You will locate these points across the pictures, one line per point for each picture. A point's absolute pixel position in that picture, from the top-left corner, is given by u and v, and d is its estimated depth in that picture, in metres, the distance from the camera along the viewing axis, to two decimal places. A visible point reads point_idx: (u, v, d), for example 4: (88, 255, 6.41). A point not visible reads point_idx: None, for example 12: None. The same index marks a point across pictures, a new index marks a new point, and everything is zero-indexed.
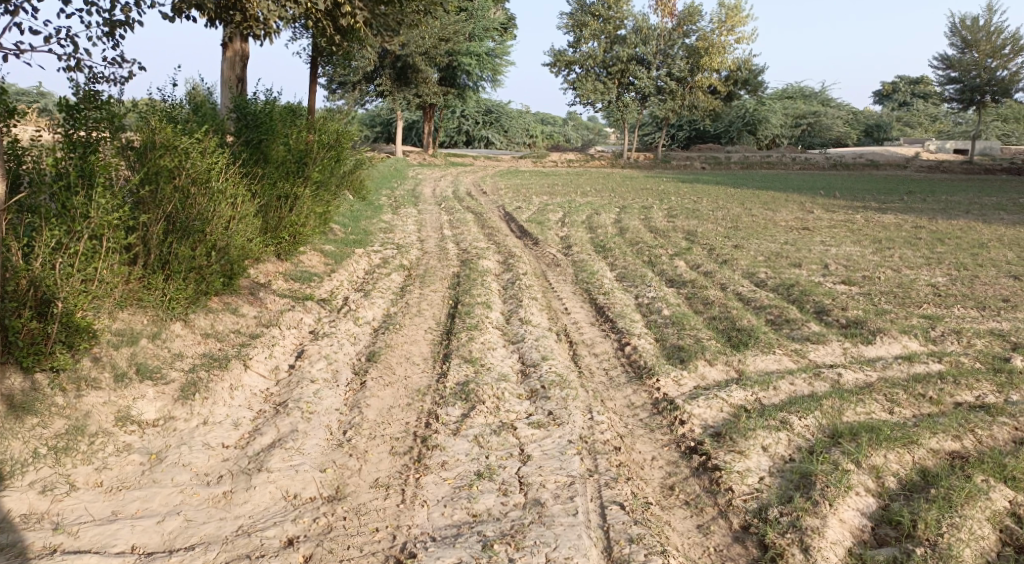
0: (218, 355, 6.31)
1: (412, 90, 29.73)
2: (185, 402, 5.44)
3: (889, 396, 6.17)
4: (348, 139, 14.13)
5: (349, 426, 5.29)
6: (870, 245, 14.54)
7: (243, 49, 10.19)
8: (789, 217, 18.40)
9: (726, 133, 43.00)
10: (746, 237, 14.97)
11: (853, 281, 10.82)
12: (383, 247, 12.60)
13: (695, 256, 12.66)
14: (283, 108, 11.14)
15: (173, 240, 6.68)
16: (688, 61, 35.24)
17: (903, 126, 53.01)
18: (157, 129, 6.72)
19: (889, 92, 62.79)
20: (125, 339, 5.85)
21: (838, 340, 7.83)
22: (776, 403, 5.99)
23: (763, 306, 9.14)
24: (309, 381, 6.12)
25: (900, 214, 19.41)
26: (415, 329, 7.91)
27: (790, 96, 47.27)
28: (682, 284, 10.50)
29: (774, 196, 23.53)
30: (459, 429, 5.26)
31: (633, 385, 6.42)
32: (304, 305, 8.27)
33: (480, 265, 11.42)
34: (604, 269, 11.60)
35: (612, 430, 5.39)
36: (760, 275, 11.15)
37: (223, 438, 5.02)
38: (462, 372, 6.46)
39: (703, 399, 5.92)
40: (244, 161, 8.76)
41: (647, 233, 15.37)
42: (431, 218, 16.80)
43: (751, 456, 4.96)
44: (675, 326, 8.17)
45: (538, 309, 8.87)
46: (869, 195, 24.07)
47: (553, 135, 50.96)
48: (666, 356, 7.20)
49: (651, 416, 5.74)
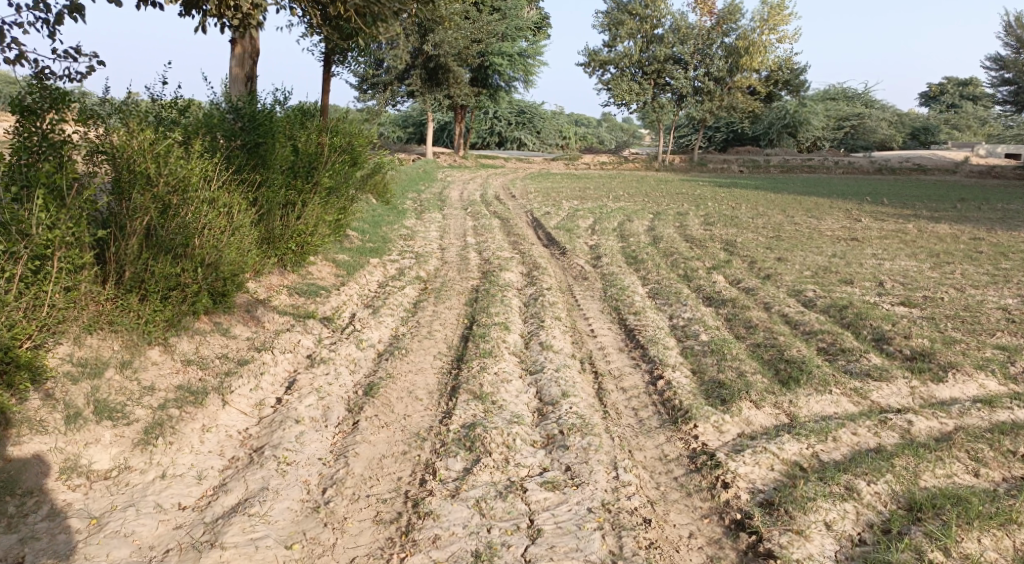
0: (196, 387, 5.60)
1: (443, 91, 28.88)
2: (145, 448, 4.75)
3: (973, 453, 5.19)
4: (366, 140, 13.39)
5: (331, 483, 4.52)
6: (927, 259, 13.36)
7: (252, 45, 9.51)
8: (834, 226, 17.28)
9: (765, 135, 41.58)
10: (789, 249, 13.90)
11: (914, 302, 9.76)
12: (401, 257, 11.84)
13: (735, 270, 11.68)
14: (293, 109, 10.45)
15: (150, 256, 5.97)
16: (727, 61, 33.94)
17: (951, 128, 50.87)
18: (134, 131, 6.03)
19: (937, 94, 60.83)
20: (87, 371, 5.17)
21: (905, 377, 6.82)
22: (837, 460, 5.05)
23: (814, 332, 8.15)
24: (294, 421, 5.36)
25: (955, 224, 18.09)
26: (423, 354, 7.11)
27: (833, 97, 45.53)
28: (722, 302, 9.52)
29: (817, 202, 22.27)
30: (460, 489, 4.46)
31: (667, 431, 5.53)
32: (304, 325, 7.53)
33: (502, 277, 10.60)
34: (635, 283, 10.72)
35: (641, 495, 4.53)
36: (808, 293, 10.14)
37: (180, 497, 4.32)
38: (469, 412, 5.62)
39: (750, 454, 5.01)
40: (242, 166, 8.05)
41: (684, 242, 14.39)
42: (456, 223, 16.02)
43: (813, 538, 4.08)
44: (715, 355, 7.23)
45: (561, 331, 7.99)
46: (920, 203, 22.68)
47: (585, 136, 49.89)
48: (704, 393, 6.27)
49: (688, 474, 4.86)
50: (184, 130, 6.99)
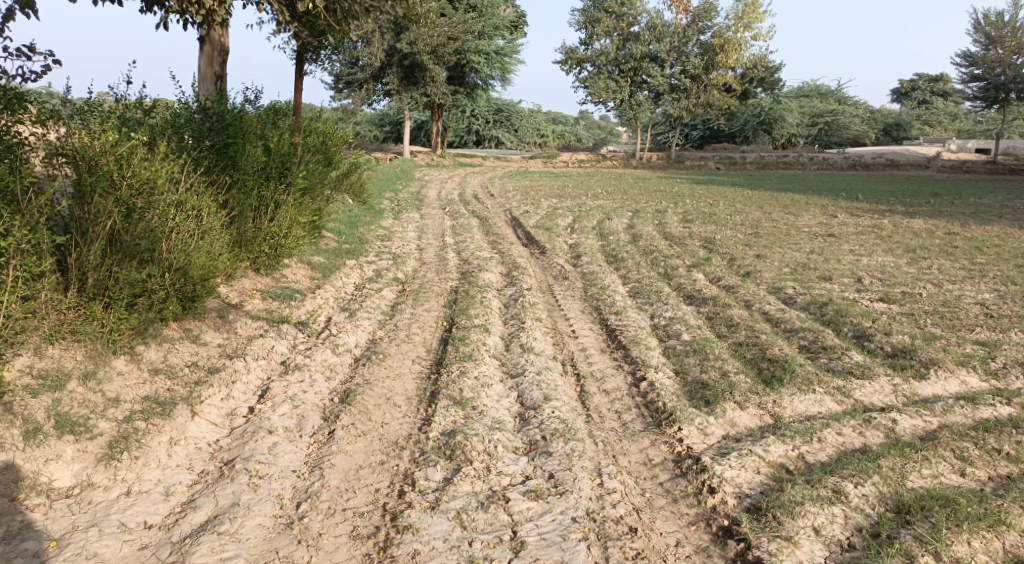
0: (165, 398, 5.39)
1: (420, 90, 28.63)
2: (109, 463, 4.55)
3: (958, 452, 5.14)
4: (341, 140, 13.15)
5: (305, 496, 4.35)
6: (904, 254, 13.43)
7: (222, 43, 9.26)
8: (811, 222, 17.34)
9: (741, 132, 41.84)
10: (768, 245, 13.90)
11: (893, 298, 9.77)
12: (378, 258, 11.63)
13: (715, 268, 11.63)
14: (265, 109, 10.22)
15: (115, 262, 5.74)
16: (703, 59, 34.05)
17: (923, 124, 51.53)
18: (95, 132, 5.78)
19: (908, 90, 61.70)
20: (48, 384, 4.94)
21: (887, 374, 6.79)
22: (823, 462, 4.98)
23: (795, 330, 8.10)
24: (267, 432, 5.17)
25: (929, 219, 18.26)
26: (401, 358, 6.94)
27: (807, 94, 45.94)
28: (703, 301, 9.45)
29: (794, 198, 22.37)
30: (440, 501, 4.32)
31: (651, 435, 5.42)
32: (278, 330, 7.32)
33: (481, 278, 10.46)
34: (615, 282, 10.62)
35: (626, 503, 4.42)
36: (788, 290, 10.10)
37: (146, 514, 4.13)
38: (449, 419, 5.47)
39: (736, 457, 4.92)
40: (211, 167, 7.82)
41: (663, 240, 14.34)
42: (434, 223, 15.82)
43: (802, 544, 4.01)
44: (698, 355, 7.14)
45: (541, 333, 7.86)
46: (895, 198, 22.88)
47: (564, 134, 49.83)
48: (687, 395, 6.17)
49: (674, 479, 4.76)
50: (149, 131, 6.75)
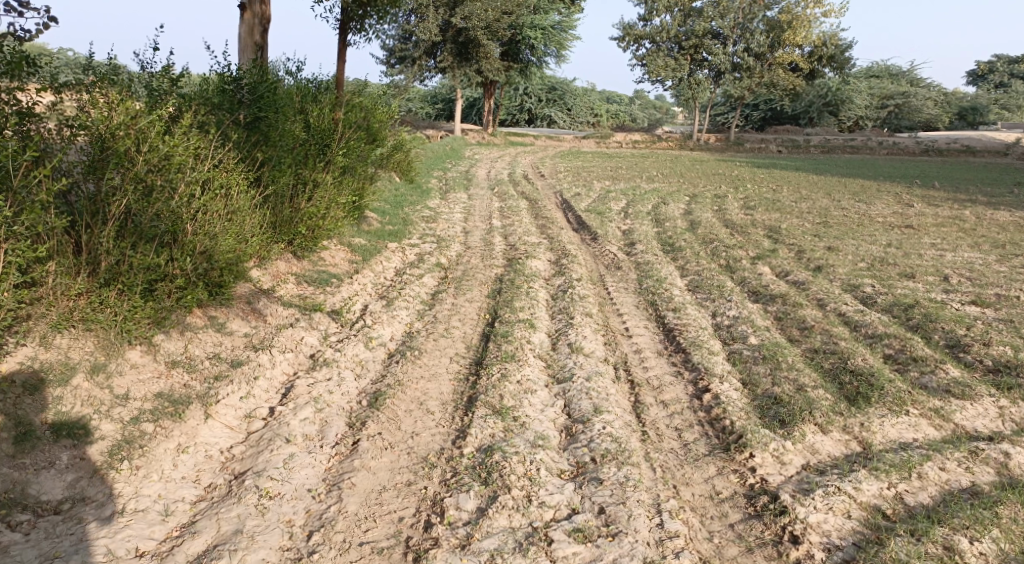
0: (178, 396, 4.91)
1: (472, 66, 27.80)
2: (107, 474, 4.16)
3: None
4: (385, 115, 12.55)
5: (318, 525, 3.88)
6: (992, 250, 12.23)
7: (262, 11, 8.73)
8: (885, 211, 16.09)
9: (805, 113, 39.88)
10: (839, 236, 12.84)
11: (987, 301, 8.73)
12: (422, 241, 11.04)
13: (781, 260, 10.71)
14: (305, 82, 9.67)
15: (129, 245, 5.27)
16: (768, 36, 32.35)
17: (1001, 107, 48.39)
18: (113, 102, 5.28)
19: (984, 72, 58.38)
20: (50, 379, 4.50)
21: (991, 395, 5.88)
22: (926, 505, 4.21)
23: (878, 336, 7.20)
24: (283, 441, 4.65)
25: (1016, 210, 16.82)
26: (438, 356, 6.33)
27: (877, 75, 43.53)
28: (770, 299, 8.59)
29: (864, 185, 20.93)
30: (471, 539, 3.77)
31: (717, 460, 4.70)
32: (310, 319, 6.78)
33: (528, 266, 9.77)
34: (672, 274, 9.83)
35: (691, 552, 3.80)
36: (866, 289, 9.14)
37: (139, 539, 3.75)
38: (487, 432, 4.84)
39: (821, 497, 4.18)
40: (243, 144, 7.30)
41: (723, 228, 13.41)
42: (481, 204, 15.18)
43: None
44: (769, 363, 6.35)
45: (592, 331, 7.16)
46: (973, 187, 21.24)
47: (618, 113, 48.44)
48: (758, 411, 5.41)
49: (746, 521, 4.08)
50: (175, 103, 6.24)
